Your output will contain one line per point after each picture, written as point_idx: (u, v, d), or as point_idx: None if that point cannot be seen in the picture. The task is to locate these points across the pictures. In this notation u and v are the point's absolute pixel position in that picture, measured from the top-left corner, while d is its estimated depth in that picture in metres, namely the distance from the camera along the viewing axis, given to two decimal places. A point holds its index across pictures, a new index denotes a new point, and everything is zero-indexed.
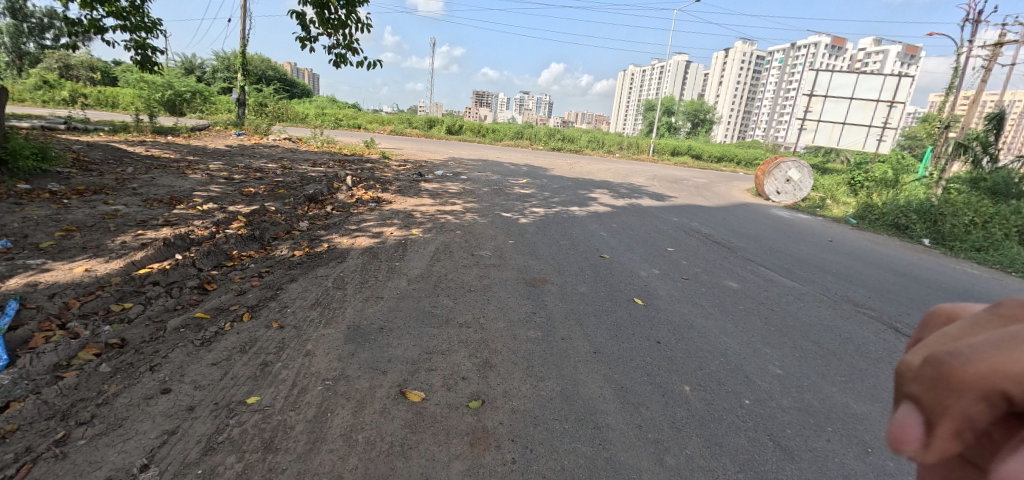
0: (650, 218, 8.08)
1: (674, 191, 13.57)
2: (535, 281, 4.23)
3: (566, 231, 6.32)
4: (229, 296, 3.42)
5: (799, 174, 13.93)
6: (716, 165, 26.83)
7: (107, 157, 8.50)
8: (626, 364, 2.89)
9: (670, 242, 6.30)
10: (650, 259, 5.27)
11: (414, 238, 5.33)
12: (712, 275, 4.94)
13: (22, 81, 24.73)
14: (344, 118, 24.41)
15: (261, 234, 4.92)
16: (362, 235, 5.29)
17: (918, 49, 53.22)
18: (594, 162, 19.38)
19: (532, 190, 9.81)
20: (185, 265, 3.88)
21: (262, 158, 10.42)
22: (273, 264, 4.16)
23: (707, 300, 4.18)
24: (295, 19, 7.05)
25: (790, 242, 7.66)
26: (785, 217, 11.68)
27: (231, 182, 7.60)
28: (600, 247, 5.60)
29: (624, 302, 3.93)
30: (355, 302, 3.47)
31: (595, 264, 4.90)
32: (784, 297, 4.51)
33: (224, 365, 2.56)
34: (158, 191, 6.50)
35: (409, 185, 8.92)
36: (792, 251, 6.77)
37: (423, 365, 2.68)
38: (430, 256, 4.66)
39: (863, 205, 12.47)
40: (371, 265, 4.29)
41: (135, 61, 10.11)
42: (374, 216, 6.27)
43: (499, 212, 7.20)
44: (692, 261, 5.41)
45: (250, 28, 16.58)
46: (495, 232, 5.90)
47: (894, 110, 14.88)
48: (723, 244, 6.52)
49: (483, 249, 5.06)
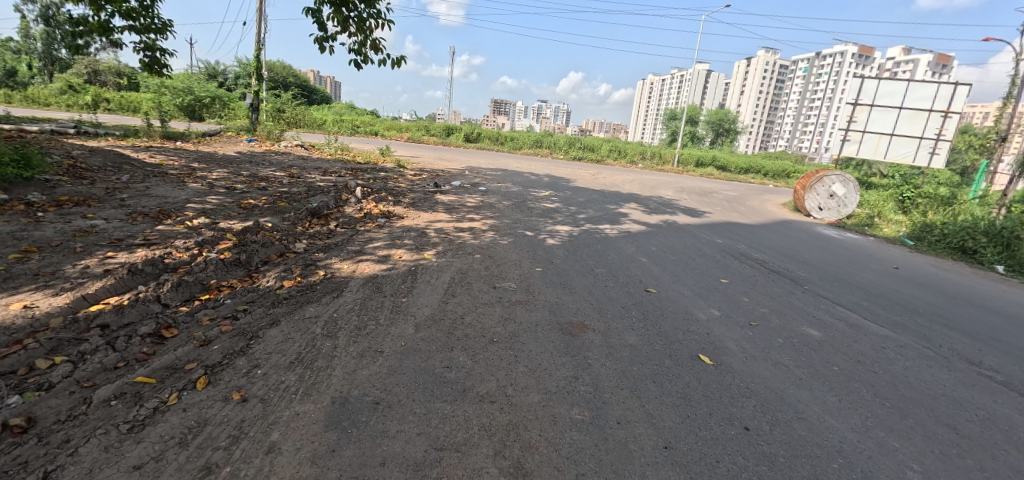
0: (691, 238, 7.21)
1: (707, 205, 12.64)
2: (573, 326, 3.42)
3: (600, 255, 5.49)
4: (188, 349, 2.69)
5: (844, 188, 12.89)
6: (743, 177, 25.74)
7: (107, 164, 7.98)
8: (710, 471, 2.08)
9: (721, 270, 5.41)
10: (706, 295, 4.42)
11: (426, 263, 4.58)
12: (784, 319, 4.06)
13: (49, 86, 25.06)
14: (361, 125, 24.09)
15: (249, 256, 4.23)
16: (365, 259, 4.55)
17: (952, 58, 51.46)
18: (618, 173, 18.55)
19: (557, 203, 9.04)
20: (146, 303, 3.19)
21: (271, 166, 9.87)
22: (254, 299, 3.44)
23: (791, 358, 3.32)
24: (311, 17, 6.47)
25: (854, 269, 6.69)
26: (832, 236, 10.69)
27: (232, 192, 7.01)
28: (643, 278, 4.75)
29: (688, 360, 3.09)
30: (346, 360, 2.70)
31: (643, 302, 4.06)
32: (883, 354, 3.63)
33: (150, 469, 1.83)
34: (148, 203, 5.90)
35: (423, 198, 8.24)
36: (862, 283, 5.83)
37: (430, 473, 1.91)
38: (443, 290, 3.89)
39: (918, 223, 11.40)
40: (372, 302, 3.54)
41: (144, 64, 9.70)
42: (382, 235, 5.56)
43: (523, 230, 6.43)
44: (754, 297, 4.54)
45: (267, 31, 16.22)
46: (520, 256, 5.12)
47: (948, 121, 13.67)
48: (784, 274, 5.61)
49: (507, 280, 4.27)
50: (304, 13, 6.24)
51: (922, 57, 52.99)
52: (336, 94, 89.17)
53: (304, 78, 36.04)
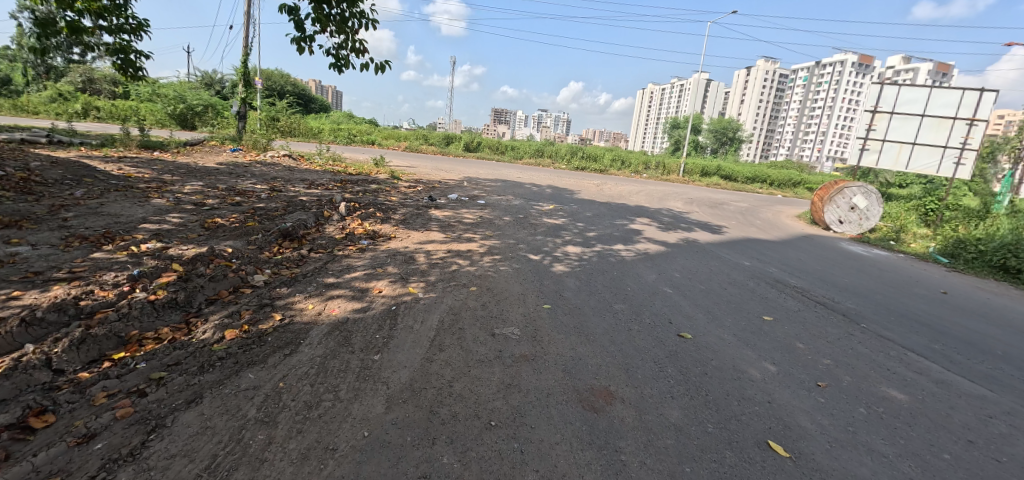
0: (715, 260, 6.42)
1: (722, 218, 11.84)
2: (595, 395, 2.62)
3: (618, 285, 4.68)
4: (57, 452, 1.92)
5: (866, 200, 12.10)
6: (751, 186, 24.95)
7: (65, 176, 7.22)
8: None
9: (761, 303, 4.59)
10: (752, 340, 3.60)
11: (410, 299, 3.77)
12: (855, 376, 3.26)
13: (41, 94, 24.39)
14: (358, 133, 23.34)
15: (189, 296, 3.43)
16: (337, 295, 3.75)
17: (950, 67, 51.55)
18: (624, 183, 17.73)
19: (563, 219, 8.27)
20: (27, 371, 2.41)
21: (252, 178, 9.13)
22: (178, 361, 2.64)
23: (885, 443, 2.53)
24: (287, 15, 5.78)
25: (902, 298, 5.87)
26: (858, 252, 9.90)
27: (199, 210, 6.24)
28: (672, 316, 3.94)
29: (757, 451, 2.29)
30: (277, 469, 1.91)
31: (679, 353, 3.25)
32: (995, 429, 2.81)
33: None
34: (94, 224, 5.11)
35: (415, 213, 7.47)
36: (922, 318, 5.00)
37: None
38: (427, 340, 3.08)
39: (950, 239, 10.58)
40: (333, 362, 2.73)
41: (117, 67, 9.02)
42: (363, 261, 4.76)
43: (527, 253, 5.64)
44: (809, 343, 3.73)
45: (255, 37, 15.52)
46: (524, 288, 4.31)
47: (975, 129, 11.61)
48: (833, 307, 4.78)
49: (508, 323, 3.46)
50: (278, 10, 5.56)
51: (923, 65, 52.50)
52: (337, 103, 88.96)
53: (302, 87, 35.49)
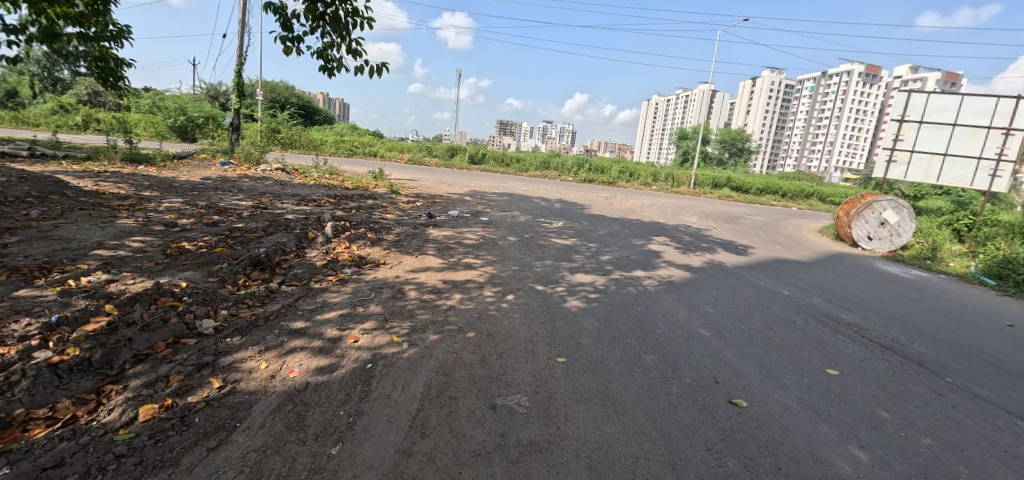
0: (749, 289, 5.62)
1: (742, 235, 11.03)
2: None
3: (644, 326, 3.91)
4: None
5: (897, 215, 11.24)
6: (764, 199, 24.07)
7: (30, 193, 6.59)
8: None
9: (818, 349, 3.80)
10: (824, 408, 2.83)
11: (390, 352, 3.02)
12: (971, 465, 2.45)
13: (45, 106, 24.21)
14: (359, 145, 22.84)
15: (110, 354, 2.72)
16: (301, 346, 3.01)
17: (959, 76, 50.63)
18: (635, 197, 17.00)
19: (575, 239, 7.51)
20: None
21: (238, 194, 8.51)
22: (59, 463, 1.93)
23: None
24: (273, 13, 5.15)
25: (973, 335, 5.00)
26: (894, 272, 9.06)
27: (167, 232, 5.57)
28: (717, 373, 3.16)
29: None
30: None
31: (736, 432, 2.48)
32: None
33: None
34: (38, 251, 4.44)
35: (411, 234, 6.77)
36: (1010, 364, 4.14)
37: None
38: (406, 420, 2.33)
39: (996, 258, 9.65)
40: (273, 463, 1.98)
41: (95, 74, 8.49)
42: (342, 296, 4.03)
43: (536, 283, 4.88)
44: (895, 410, 2.93)
45: (250, 46, 15.02)
46: (532, 333, 3.54)
47: (1012, 139, 10.21)
48: (903, 353, 3.97)
49: (513, 389, 2.71)
50: (262, 8, 4.94)
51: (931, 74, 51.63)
52: (345, 116, 89.59)
53: (307, 98, 35.17)
